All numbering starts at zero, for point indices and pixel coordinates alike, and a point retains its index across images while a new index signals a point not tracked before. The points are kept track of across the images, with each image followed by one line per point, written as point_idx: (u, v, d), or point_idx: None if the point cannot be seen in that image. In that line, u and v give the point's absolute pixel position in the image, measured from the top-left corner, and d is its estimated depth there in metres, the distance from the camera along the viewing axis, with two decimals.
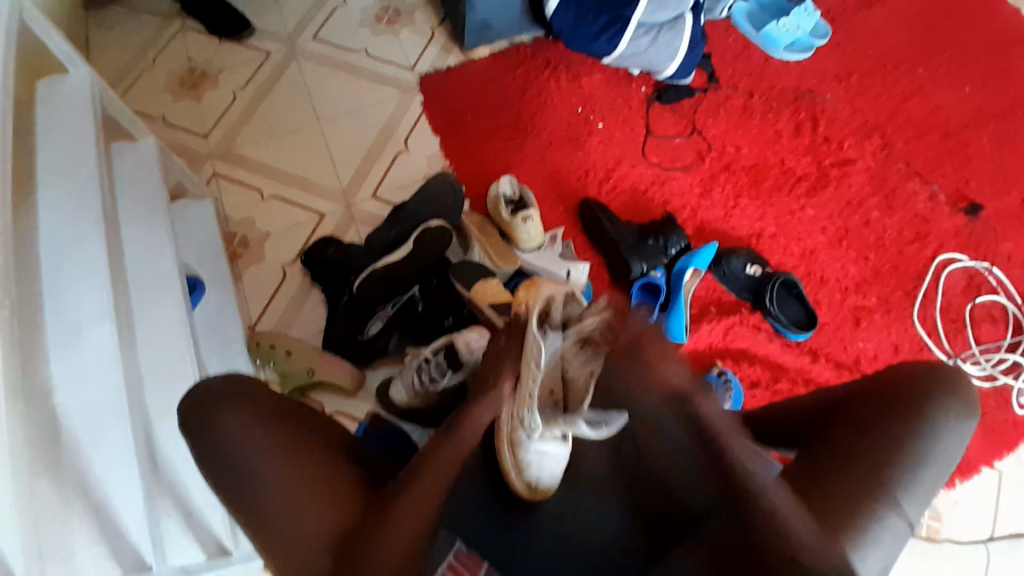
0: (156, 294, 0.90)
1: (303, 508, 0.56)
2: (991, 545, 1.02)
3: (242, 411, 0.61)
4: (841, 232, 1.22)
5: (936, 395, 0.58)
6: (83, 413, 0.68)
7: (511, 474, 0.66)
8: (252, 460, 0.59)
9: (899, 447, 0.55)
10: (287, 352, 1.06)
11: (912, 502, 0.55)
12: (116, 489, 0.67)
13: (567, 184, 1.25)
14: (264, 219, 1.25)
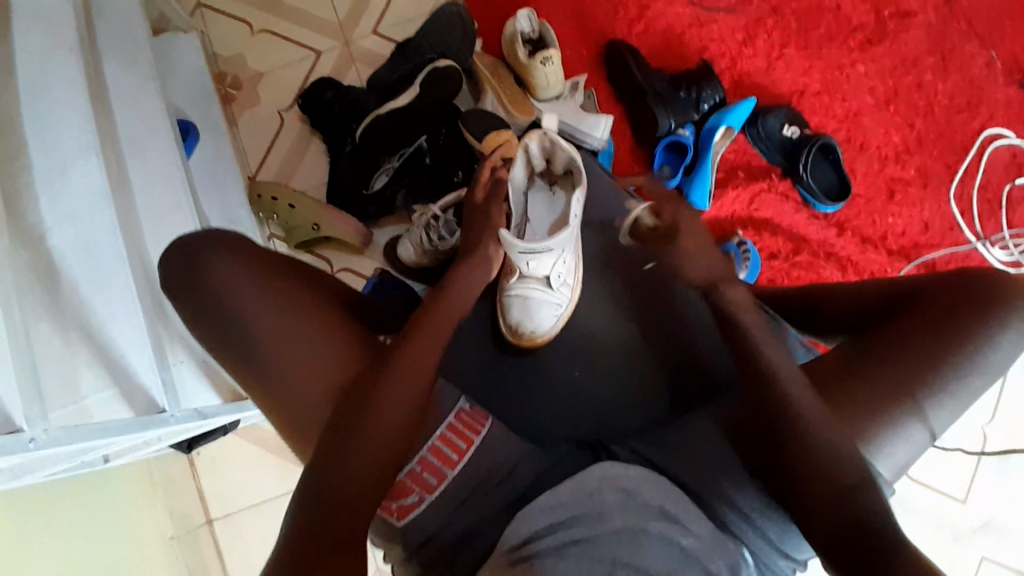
0: (145, 135, 0.83)
1: (299, 370, 0.59)
2: (987, 428, 1.07)
3: (235, 267, 0.61)
4: (890, 93, 1.11)
5: (999, 301, 0.56)
6: (79, 260, 0.65)
7: (500, 316, 0.81)
8: (246, 318, 0.59)
9: (946, 354, 0.55)
10: (289, 205, 1.00)
11: (944, 404, 0.55)
12: (121, 333, 0.66)
13: (594, 23, 1.11)
14: (256, 55, 1.13)
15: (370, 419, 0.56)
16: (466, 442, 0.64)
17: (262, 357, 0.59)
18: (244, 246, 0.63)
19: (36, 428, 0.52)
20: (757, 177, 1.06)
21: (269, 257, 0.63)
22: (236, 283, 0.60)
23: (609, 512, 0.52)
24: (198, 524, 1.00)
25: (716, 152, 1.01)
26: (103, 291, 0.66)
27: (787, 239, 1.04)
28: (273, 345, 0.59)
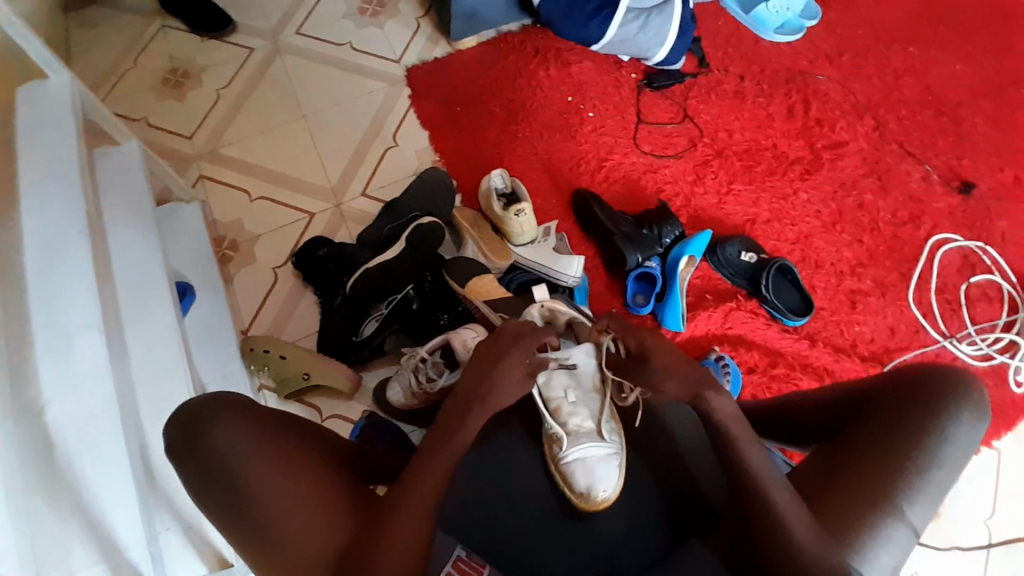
0: (146, 301, 0.89)
1: (304, 520, 0.57)
2: (991, 526, 1.04)
3: (239, 423, 0.60)
4: (835, 215, 1.21)
5: (947, 395, 0.59)
6: (72, 425, 0.66)
7: (565, 488, 0.72)
8: (246, 475, 0.58)
9: (908, 453, 0.57)
10: (281, 357, 1.03)
11: (921, 505, 0.56)
12: (110, 502, 0.65)
13: (560, 174, 1.23)
14: (254, 220, 1.23)
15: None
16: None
17: (258, 509, 0.57)
18: (246, 402, 0.63)
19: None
20: (725, 298, 1.13)
21: (270, 414, 0.63)
22: (238, 439, 0.59)
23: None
24: None
25: (682, 280, 1.09)
26: (96, 457, 0.66)
27: (762, 354, 1.08)
28: (273, 503, 0.57)
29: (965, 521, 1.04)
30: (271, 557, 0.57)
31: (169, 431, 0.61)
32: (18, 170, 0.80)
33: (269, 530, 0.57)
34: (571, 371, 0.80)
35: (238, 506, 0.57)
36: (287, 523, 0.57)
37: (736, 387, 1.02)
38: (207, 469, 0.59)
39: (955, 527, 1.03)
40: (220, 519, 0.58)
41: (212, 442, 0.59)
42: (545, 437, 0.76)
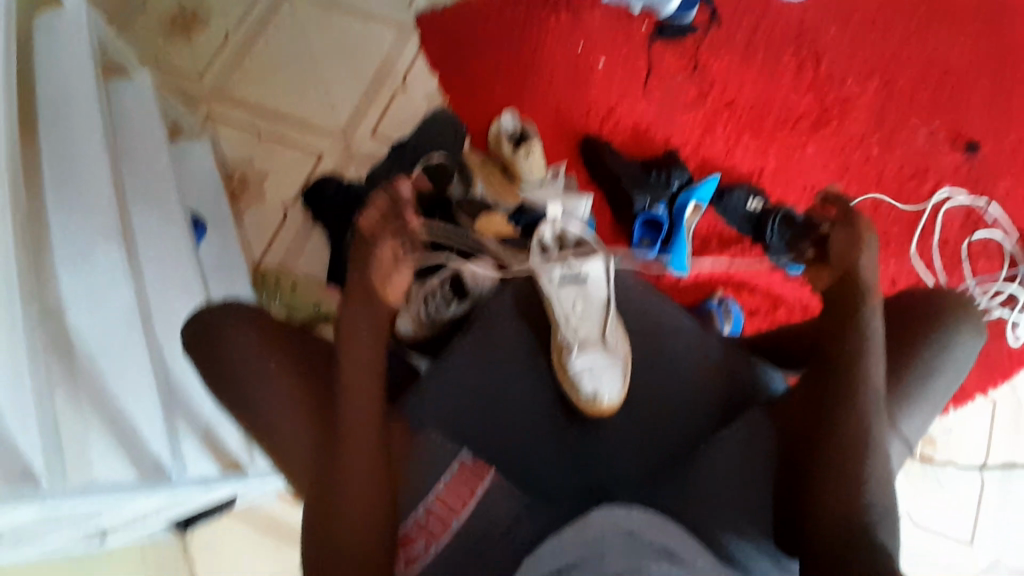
0: (162, 226, 0.90)
1: (298, 418, 0.68)
2: (984, 471, 1.08)
3: (246, 337, 0.71)
4: (842, 168, 1.22)
5: (943, 318, 0.65)
6: (94, 332, 0.69)
7: (571, 393, 0.76)
8: (255, 379, 0.69)
9: (909, 368, 0.64)
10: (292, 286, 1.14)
11: (922, 410, 0.64)
12: (132, 404, 0.67)
13: (569, 120, 1.24)
14: (263, 158, 1.24)
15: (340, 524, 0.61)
16: (466, 495, 0.68)
17: (264, 409, 0.68)
18: (251, 316, 0.73)
19: (54, 480, 0.50)
20: (729, 244, 1.14)
21: (273, 327, 0.73)
22: (246, 351, 0.70)
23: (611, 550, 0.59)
24: None
25: (688, 225, 1.10)
26: (115, 364, 0.68)
27: (766, 297, 1.11)
28: (273, 409, 0.68)
29: (958, 463, 1.08)
30: (278, 454, 0.68)
31: (189, 339, 0.73)
32: (34, 86, 0.80)
33: (274, 429, 0.68)
34: (579, 282, 0.81)
35: (250, 407, 0.69)
36: (284, 420, 0.68)
37: (739, 326, 1.05)
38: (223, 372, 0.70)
39: (947, 468, 1.07)
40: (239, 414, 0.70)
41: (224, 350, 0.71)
42: (554, 346, 0.78)
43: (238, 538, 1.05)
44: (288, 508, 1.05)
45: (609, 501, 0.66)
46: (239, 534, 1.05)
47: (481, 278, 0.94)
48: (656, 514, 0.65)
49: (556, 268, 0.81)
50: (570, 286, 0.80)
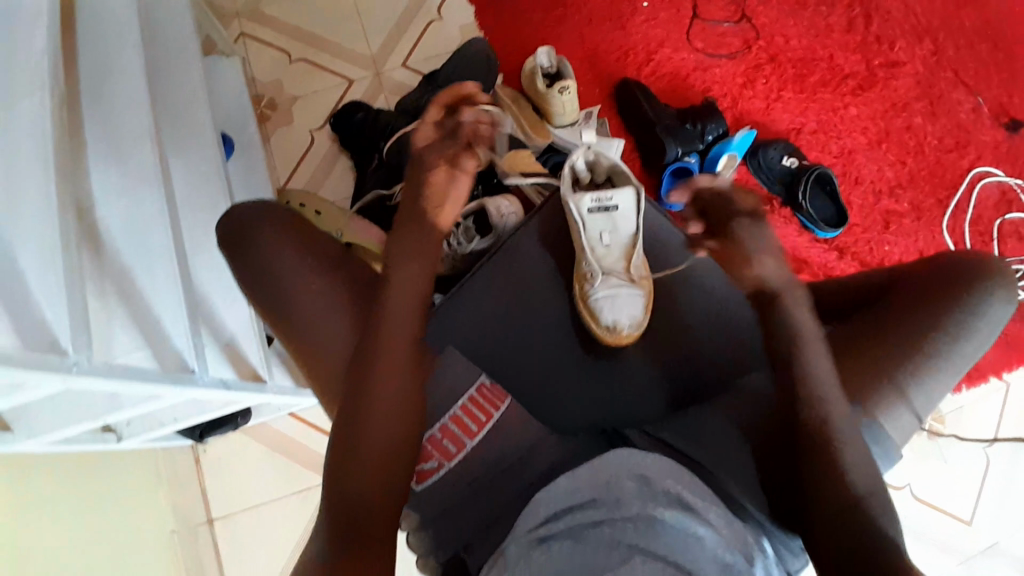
0: (190, 138, 0.90)
1: (331, 327, 0.70)
2: (992, 450, 1.07)
3: (282, 243, 0.72)
4: (881, 133, 1.19)
5: (977, 280, 0.65)
6: (123, 230, 0.70)
7: (591, 324, 0.78)
8: (291, 284, 0.71)
9: (937, 325, 0.64)
10: (315, 212, 1.05)
11: (948, 370, 0.64)
12: (161, 300, 0.69)
13: (605, 64, 1.20)
14: (292, 81, 1.22)
15: (360, 453, 0.62)
16: (484, 415, 0.72)
17: (298, 315, 0.70)
18: (289, 221, 0.73)
19: (80, 354, 0.50)
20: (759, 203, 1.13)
21: (312, 234, 0.74)
22: (282, 256, 0.71)
23: (625, 492, 0.60)
24: (199, 522, 1.03)
25: None
26: (144, 261, 0.69)
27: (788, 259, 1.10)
28: (307, 316, 0.70)
29: (966, 437, 1.07)
30: (309, 359, 0.70)
31: (223, 234, 0.73)
32: None
33: (307, 335, 0.70)
34: (608, 214, 0.80)
35: (283, 311, 0.71)
36: (318, 328, 0.70)
37: None
38: (258, 275, 0.71)
39: (953, 446, 1.07)
40: (271, 315, 0.71)
41: (260, 251, 0.71)
42: (576, 276, 0.80)
43: (251, 454, 1.07)
44: (300, 427, 1.08)
45: (623, 446, 0.67)
46: (250, 449, 1.07)
47: (506, 214, 0.93)
48: (669, 463, 0.65)
49: (587, 199, 0.79)
50: (600, 218, 0.80)
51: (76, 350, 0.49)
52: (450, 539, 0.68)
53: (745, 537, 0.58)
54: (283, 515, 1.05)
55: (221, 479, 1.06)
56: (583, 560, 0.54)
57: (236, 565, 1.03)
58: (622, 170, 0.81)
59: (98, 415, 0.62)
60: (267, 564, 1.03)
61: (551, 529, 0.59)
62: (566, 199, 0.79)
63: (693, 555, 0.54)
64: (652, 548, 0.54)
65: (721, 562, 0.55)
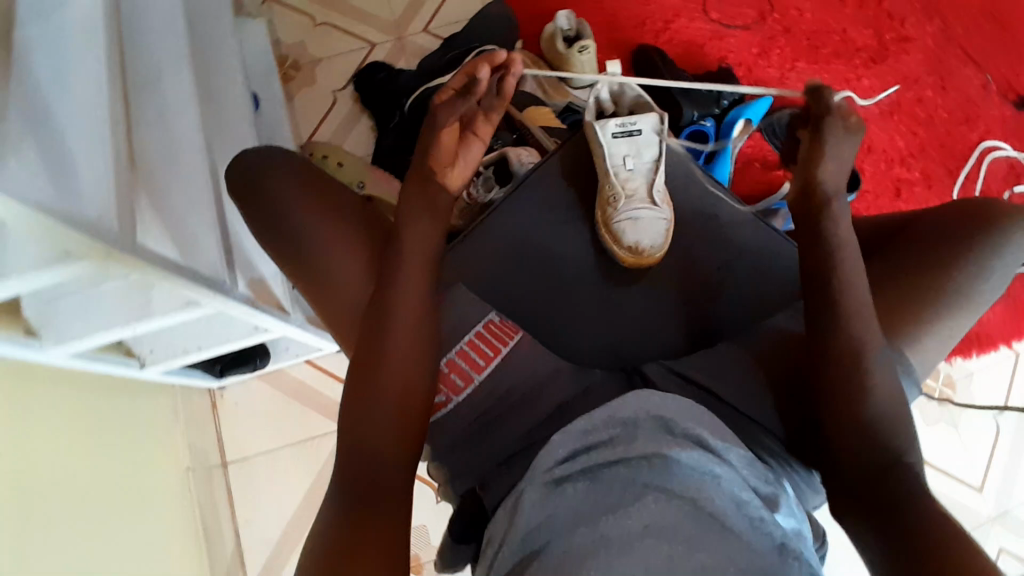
0: (220, 82, 0.92)
1: (353, 274, 0.70)
2: (1000, 420, 1.09)
3: (296, 192, 0.71)
4: (893, 105, 1.20)
5: (1004, 220, 0.67)
6: (158, 147, 0.71)
7: (612, 246, 0.80)
8: (309, 234, 0.70)
9: (961, 263, 0.66)
10: (339, 164, 1.07)
11: (969, 306, 0.66)
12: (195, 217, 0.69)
13: (623, 32, 1.23)
14: (316, 43, 1.24)
15: (377, 401, 0.61)
16: (493, 350, 0.73)
17: (318, 261, 0.70)
18: (298, 171, 0.73)
19: (122, 226, 0.52)
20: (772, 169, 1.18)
21: (323, 184, 0.74)
22: (296, 206, 0.71)
23: (641, 430, 0.62)
24: (214, 464, 1.04)
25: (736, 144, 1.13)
26: (179, 177, 0.70)
27: None
28: (328, 263, 0.70)
29: (976, 410, 1.08)
30: (330, 306, 0.70)
31: (230, 182, 0.73)
32: None
33: (327, 283, 0.70)
34: (632, 138, 0.83)
35: (304, 261, 0.70)
36: (339, 277, 0.70)
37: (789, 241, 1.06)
38: (277, 225, 0.71)
39: (963, 412, 1.08)
40: (292, 266, 0.71)
41: (275, 199, 0.71)
42: (601, 200, 0.82)
43: (266, 400, 1.08)
44: (318, 375, 1.10)
45: (640, 390, 0.69)
46: (267, 397, 1.08)
47: (526, 163, 0.94)
48: (687, 404, 0.67)
49: (611, 124, 0.83)
50: (624, 141, 0.83)
51: (116, 219, 0.51)
52: (463, 474, 0.69)
53: (761, 475, 0.61)
54: (301, 461, 1.07)
55: (238, 424, 1.07)
56: (597, 499, 0.55)
57: (250, 508, 1.04)
58: (645, 101, 0.85)
59: (129, 320, 0.62)
60: (281, 507, 1.05)
61: (565, 471, 0.61)
62: (591, 125, 0.83)
63: (707, 492, 0.55)
64: (665, 485, 0.54)
65: (736, 499, 0.55)
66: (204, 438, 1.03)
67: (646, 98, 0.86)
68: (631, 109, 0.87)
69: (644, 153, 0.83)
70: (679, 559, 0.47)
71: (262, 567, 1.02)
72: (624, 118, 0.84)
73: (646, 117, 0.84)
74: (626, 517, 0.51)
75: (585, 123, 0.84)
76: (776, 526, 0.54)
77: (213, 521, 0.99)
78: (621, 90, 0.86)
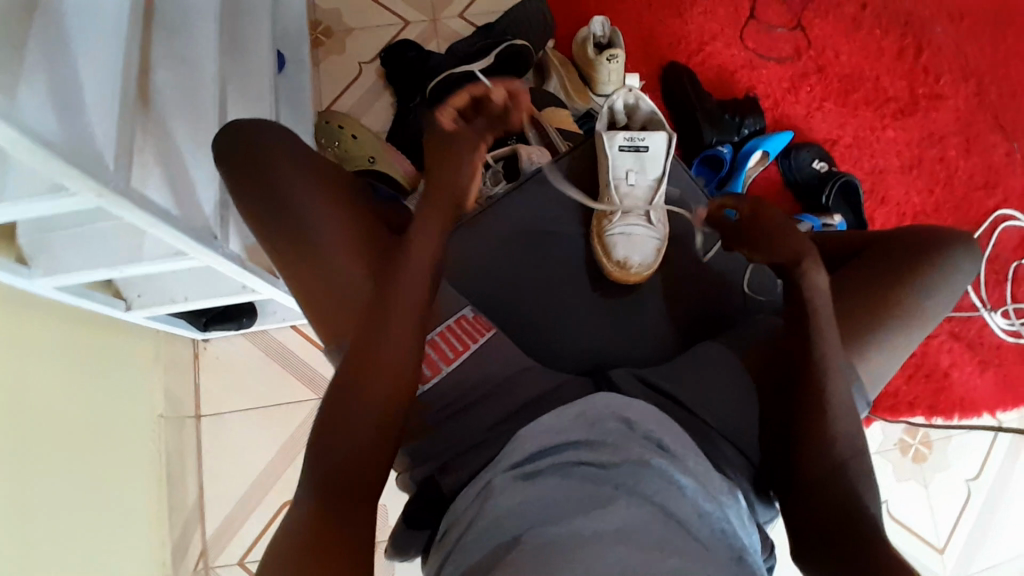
0: (247, 39, 0.93)
1: (348, 262, 0.69)
2: (972, 485, 1.06)
3: (295, 173, 0.71)
4: (914, 159, 1.19)
5: (950, 244, 0.70)
6: (174, 94, 0.71)
7: (603, 259, 0.84)
8: (307, 217, 0.70)
9: (917, 278, 0.68)
10: (352, 136, 1.08)
11: (925, 319, 0.68)
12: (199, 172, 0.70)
13: (656, 47, 1.22)
14: (350, 13, 1.24)
15: (363, 400, 0.58)
16: (462, 345, 0.74)
17: (315, 246, 0.70)
18: (298, 152, 0.73)
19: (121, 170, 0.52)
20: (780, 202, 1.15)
21: (322, 170, 0.74)
22: (294, 187, 0.70)
23: (608, 434, 0.62)
24: (187, 415, 1.05)
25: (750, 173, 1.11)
26: (190, 132, 0.72)
27: None
28: (325, 250, 0.70)
29: (949, 473, 1.06)
30: (323, 295, 0.70)
31: (223, 151, 0.71)
32: None
33: (323, 270, 0.70)
34: (639, 154, 0.84)
35: (301, 245, 0.70)
36: (334, 264, 0.69)
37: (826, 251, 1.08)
38: (276, 203, 0.70)
39: (936, 473, 1.06)
40: (288, 246, 0.70)
41: (274, 177, 0.70)
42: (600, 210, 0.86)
43: (247, 359, 1.09)
44: (302, 341, 1.11)
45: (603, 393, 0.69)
46: (250, 355, 1.09)
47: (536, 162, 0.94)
48: (653, 413, 0.66)
49: (619, 136, 0.84)
50: (629, 155, 0.84)
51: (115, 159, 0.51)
52: (428, 459, 0.69)
53: (718, 486, 0.61)
54: (274, 424, 1.08)
55: (217, 378, 1.08)
56: (573, 494, 0.55)
57: (216, 464, 1.06)
58: (659, 117, 0.86)
59: (116, 263, 0.63)
60: (247, 466, 1.06)
61: (538, 466, 0.60)
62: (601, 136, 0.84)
63: (676, 501, 0.56)
64: (640, 490, 0.55)
65: (699, 509, 0.57)
66: (181, 388, 1.04)
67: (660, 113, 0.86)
68: (645, 122, 0.87)
69: (650, 170, 0.85)
70: (659, 559, 0.48)
71: (218, 527, 1.04)
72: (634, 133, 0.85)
73: (656, 133, 0.85)
74: (599, 521, 0.51)
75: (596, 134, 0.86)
76: (736, 537, 0.57)
77: (178, 469, 1.00)
78: (636, 102, 0.86)
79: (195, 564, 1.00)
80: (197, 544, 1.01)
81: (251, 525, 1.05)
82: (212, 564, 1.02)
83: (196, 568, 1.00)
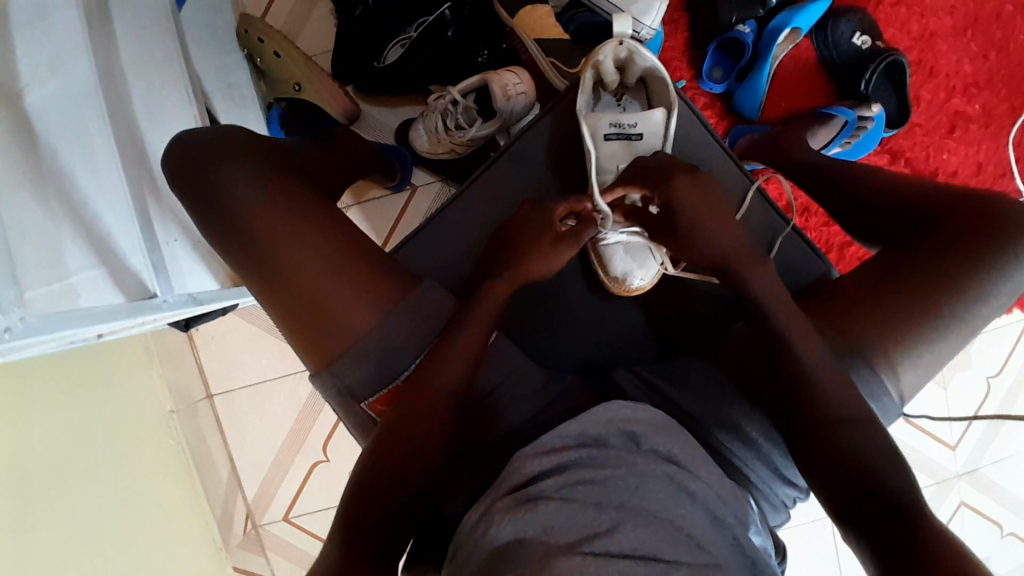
0: None
1: (327, 283, 0.60)
2: (991, 383, 1.03)
3: (243, 179, 0.62)
4: (969, 17, 0.98)
5: (1020, 233, 0.59)
6: (55, 112, 0.61)
7: (600, 272, 0.74)
8: (266, 231, 0.61)
9: (968, 279, 0.59)
10: (275, 54, 0.86)
11: (968, 327, 0.60)
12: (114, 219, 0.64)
13: None
14: None
15: (395, 458, 0.57)
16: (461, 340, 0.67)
17: (283, 266, 0.60)
18: (246, 153, 0.64)
19: (12, 316, 0.46)
20: (802, 97, 0.99)
21: (276, 169, 0.64)
22: (245, 195, 0.61)
23: (611, 449, 0.57)
24: (197, 398, 1.01)
25: (775, 57, 0.92)
26: (86, 160, 0.63)
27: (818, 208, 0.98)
28: (295, 267, 0.60)
29: (969, 373, 1.03)
30: (304, 323, 0.61)
31: (174, 164, 0.63)
32: None
33: (298, 294, 0.60)
34: (629, 142, 0.72)
35: (266, 264, 0.60)
36: (309, 284, 0.60)
37: (857, 149, 0.95)
38: (229, 217, 0.61)
39: (956, 375, 1.03)
40: (254, 269, 0.61)
41: (225, 186, 0.61)
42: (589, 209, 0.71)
43: (242, 334, 1.03)
44: None
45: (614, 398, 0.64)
46: (243, 329, 1.03)
47: (513, 95, 0.81)
48: (658, 414, 0.62)
49: (604, 123, 0.72)
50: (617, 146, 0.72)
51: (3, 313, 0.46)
52: None
53: (733, 491, 0.57)
54: (281, 395, 1.04)
55: (215, 356, 1.02)
56: (574, 518, 0.50)
57: (239, 436, 1.03)
58: (659, 74, 0.71)
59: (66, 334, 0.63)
60: (262, 441, 1.03)
61: (541, 488, 0.53)
62: (582, 123, 0.71)
63: (686, 515, 0.51)
64: (645, 507, 0.51)
65: (712, 512, 0.54)
66: (182, 373, 1.00)
67: (661, 68, 0.71)
68: (641, 74, 0.73)
69: (643, 145, 0.72)
70: None
71: (256, 490, 1.03)
72: (623, 117, 0.72)
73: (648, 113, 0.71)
74: (599, 548, 0.47)
75: (577, 110, 0.72)
76: (750, 543, 0.52)
77: (201, 451, 0.98)
78: (632, 59, 0.71)
79: (243, 527, 1.02)
80: (241, 507, 1.02)
81: (286, 486, 1.04)
82: (260, 524, 1.03)
83: (244, 533, 1.01)
